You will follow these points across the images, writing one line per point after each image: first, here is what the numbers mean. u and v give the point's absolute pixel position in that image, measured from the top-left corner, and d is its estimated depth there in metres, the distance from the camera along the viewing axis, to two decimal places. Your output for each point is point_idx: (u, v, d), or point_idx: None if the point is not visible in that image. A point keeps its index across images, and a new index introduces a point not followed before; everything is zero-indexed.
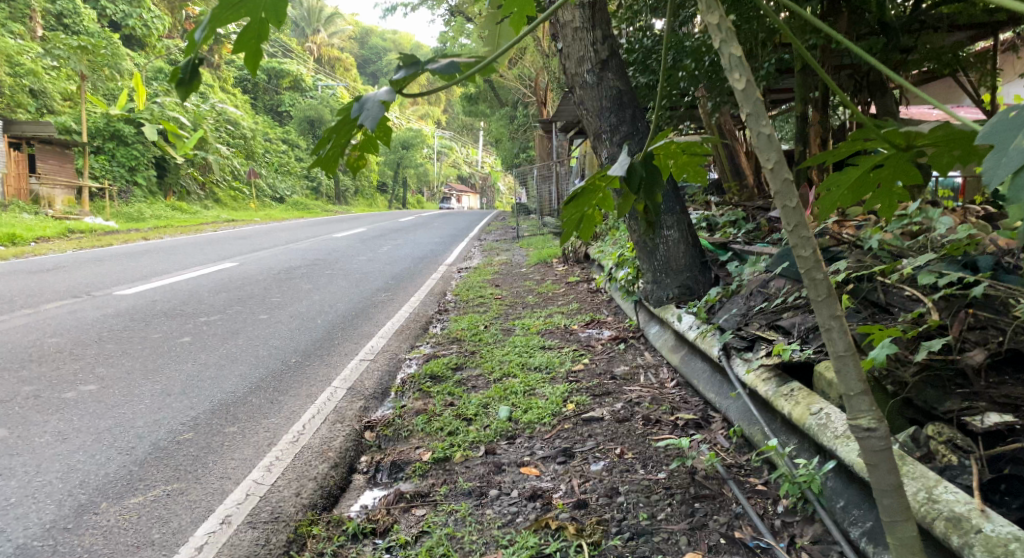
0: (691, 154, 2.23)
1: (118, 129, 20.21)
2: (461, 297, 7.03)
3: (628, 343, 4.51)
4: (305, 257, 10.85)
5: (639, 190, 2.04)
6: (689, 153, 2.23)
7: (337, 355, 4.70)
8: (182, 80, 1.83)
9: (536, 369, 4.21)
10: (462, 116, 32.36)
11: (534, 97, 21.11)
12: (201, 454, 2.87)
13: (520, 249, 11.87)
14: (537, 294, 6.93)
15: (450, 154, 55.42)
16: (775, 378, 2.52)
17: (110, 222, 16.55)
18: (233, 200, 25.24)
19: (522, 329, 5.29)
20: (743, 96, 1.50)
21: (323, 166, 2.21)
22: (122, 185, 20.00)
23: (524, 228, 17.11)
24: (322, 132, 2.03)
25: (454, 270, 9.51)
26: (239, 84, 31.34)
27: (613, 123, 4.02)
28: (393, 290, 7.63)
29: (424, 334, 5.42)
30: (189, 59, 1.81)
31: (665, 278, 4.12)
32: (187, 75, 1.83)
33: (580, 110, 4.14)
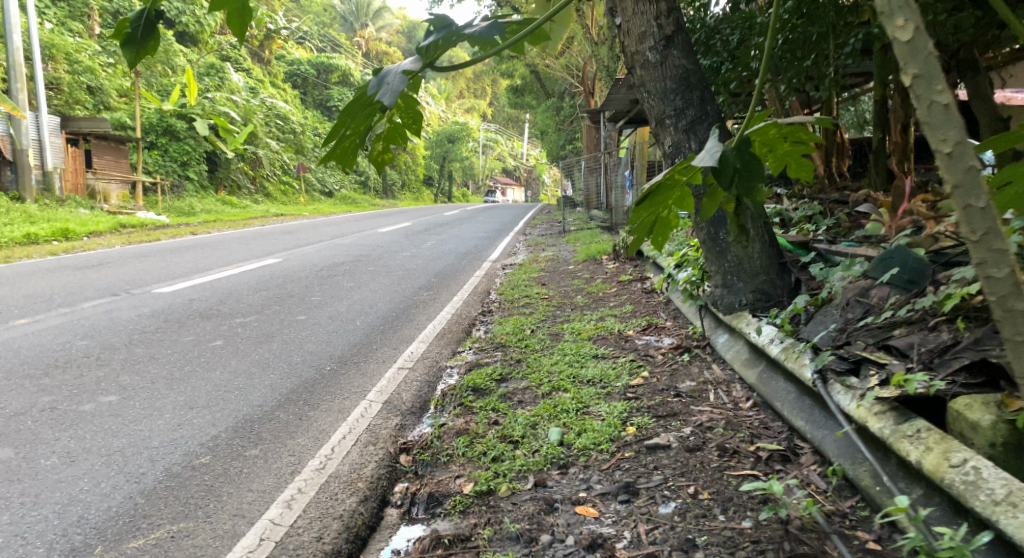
0: (796, 143, 1.77)
1: (171, 124, 20.34)
2: (507, 297, 6.64)
3: (693, 355, 4.05)
4: (348, 253, 10.63)
5: (732, 186, 1.59)
6: (793, 142, 1.77)
7: (373, 362, 4.37)
8: (135, 35, 2.07)
9: (589, 382, 3.79)
10: (508, 107, 31.97)
11: (582, 87, 20.51)
12: (216, 484, 2.66)
13: (567, 245, 11.42)
14: (586, 293, 6.50)
15: (496, 147, 55.12)
16: (893, 413, 2.01)
17: (162, 217, 16.75)
18: (282, 194, 25.45)
19: (572, 335, 4.87)
20: (910, 53, 1.20)
21: (339, 161, 1.92)
22: (174, 180, 20.26)
23: (571, 222, 16.62)
24: (335, 117, 1.72)
25: (498, 266, 9.12)
26: (288, 79, 31.59)
27: (677, 106, 3.57)
28: (435, 288, 7.30)
29: (467, 338, 5.05)
30: (139, 11, 2.06)
31: (737, 281, 3.66)
32: (137, 28, 2.06)
33: (640, 92, 3.70)
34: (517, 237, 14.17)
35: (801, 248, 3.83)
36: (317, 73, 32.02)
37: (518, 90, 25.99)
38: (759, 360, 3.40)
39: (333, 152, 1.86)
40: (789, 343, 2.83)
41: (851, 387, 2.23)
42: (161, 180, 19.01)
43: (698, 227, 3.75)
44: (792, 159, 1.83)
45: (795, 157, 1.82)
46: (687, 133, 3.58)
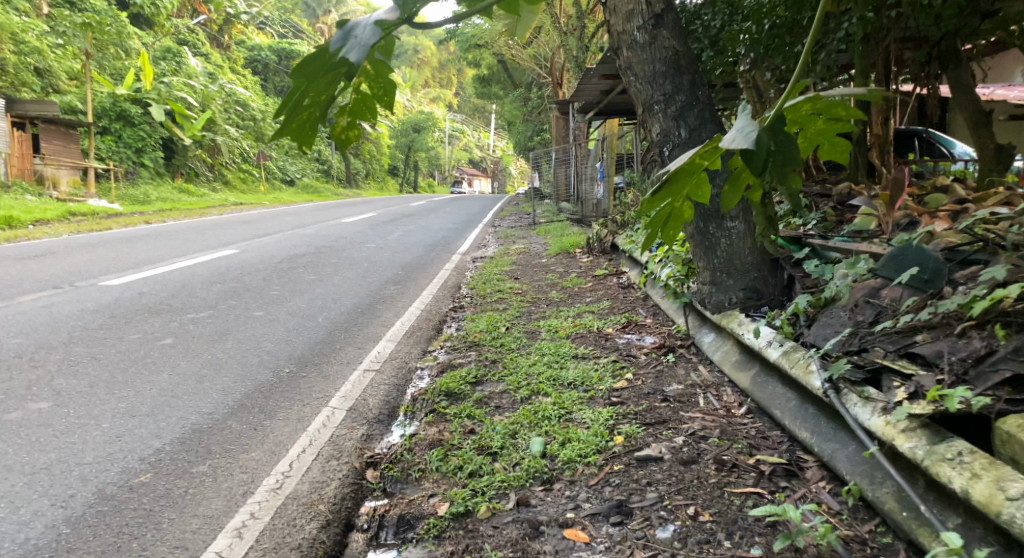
0: (831, 120, 1.55)
1: (125, 109, 19.47)
2: (478, 292, 6.36)
3: (678, 355, 3.83)
4: (310, 244, 10.22)
5: (765, 171, 1.36)
6: (828, 118, 1.54)
7: (337, 363, 4.07)
8: None
9: (570, 386, 3.54)
10: (475, 97, 31.62)
11: (550, 78, 20.28)
12: (155, 508, 2.35)
13: (537, 237, 11.20)
14: (561, 288, 6.25)
15: (460, 137, 54.61)
16: (927, 431, 1.80)
17: (115, 205, 16.01)
18: (242, 183, 24.68)
19: (549, 334, 4.62)
20: None
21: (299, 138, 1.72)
22: (129, 166, 19.43)
23: (539, 214, 16.41)
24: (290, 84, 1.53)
25: (468, 259, 8.84)
26: (249, 65, 30.61)
27: (668, 91, 3.32)
28: (403, 282, 6.98)
29: (438, 337, 4.76)
30: None
31: (727, 278, 3.44)
32: None
33: (627, 77, 3.45)
34: (485, 229, 13.90)
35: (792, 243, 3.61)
36: (279, 60, 31.13)
37: (485, 79, 25.66)
38: (752, 361, 3.18)
39: (289, 127, 1.66)
40: (791, 346, 2.60)
41: (870, 399, 2.03)
42: (114, 166, 18.19)
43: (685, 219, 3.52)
44: (826, 139, 1.61)
45: (828, 137, 1.60)
46: (676, 120, 3.33)
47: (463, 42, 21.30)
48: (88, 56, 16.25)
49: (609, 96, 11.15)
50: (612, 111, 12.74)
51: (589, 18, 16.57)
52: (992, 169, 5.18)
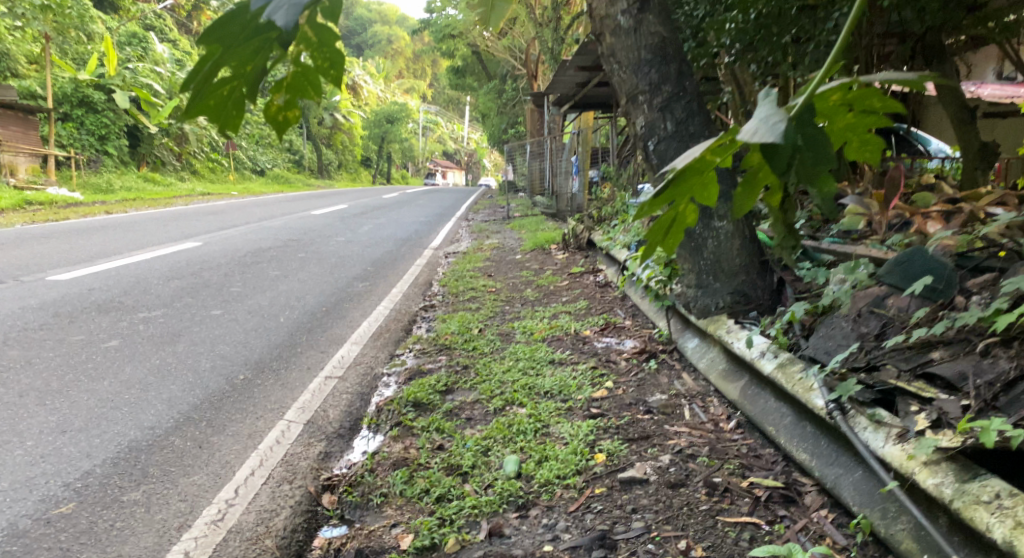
0: (863, 113, 1.32)
1: (86, 94, 18.72)
2: (450, 290, 6.09)
3: (661, 361, 3.61)
4: (276, 237, 9.85)
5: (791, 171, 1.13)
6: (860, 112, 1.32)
7: (296, 368, 3.78)
8: None
9: (546, 396, 3.30)
10: (448, 89, 31.20)
11: (525, 70, 20.00)
12: (70, 550, 2.14)
13: (512, 232, 10.98)
14: (536, 287, 6.01)
15: (434, 128, 54.06)
16: (953, 467, 1.61)
17: (73, 193, 15.35)
18: (209, 172, 24.01)
19: (524, 336, 4.38)
20: None
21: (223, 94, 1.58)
22: (91, 154, 18.71)
23: (514, 207, 16.17)
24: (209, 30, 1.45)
25: (441, 254, 8.56)
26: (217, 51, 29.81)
27: (653, 79, 3.09)
28: (371, 278, 6.68)
29: (407, 339, 4.49)
30: None
31: (713, 281, 3.23)
32: None
33: (609, 64, 3.21)
34: (459, 222, 13.61)
35: None
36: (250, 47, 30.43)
37: (459, 70, 25.30)
38: (740, 371, 2.98)
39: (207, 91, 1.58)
40: (789, 358, 2.41)
41: (882, 424, 1.84)
42: (74, 153, 17.48)
43: None
44: (854, 135, 1.39)
45: (857, 132, 1.37)
46: (662, 112, 3.11)
47: (437, 31, 20.90)
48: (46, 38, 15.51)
49: (585, 88, 10.92)
50: (588, 104, 12.53)
51: (564, 9, 16.31)
52: (977, 166, 5.06)
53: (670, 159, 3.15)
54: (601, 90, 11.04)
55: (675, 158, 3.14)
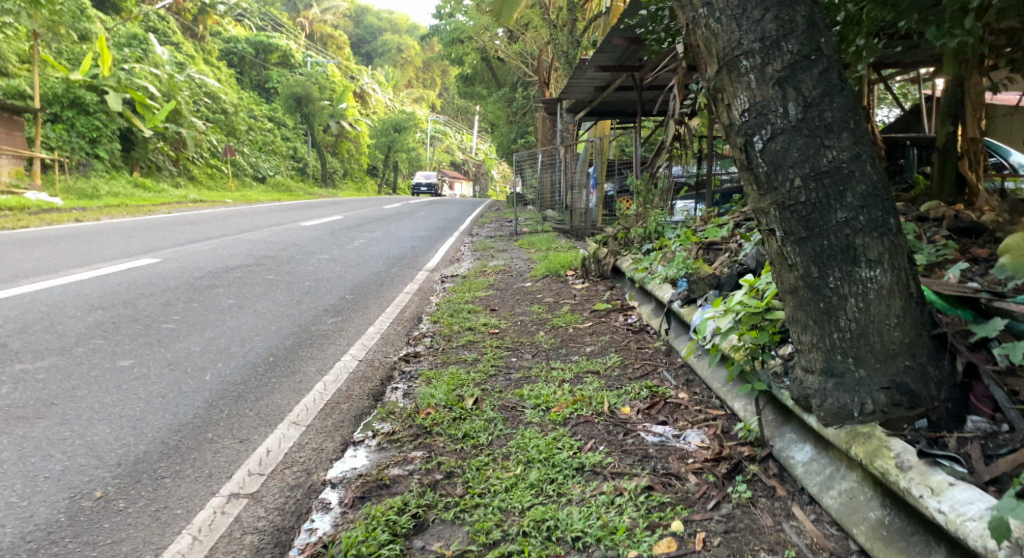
0: None
1: (79, 96, 18.20)
2: (442, 330, 4.83)
3: (749, 480, 2.35)
4: (251, 253, 8.67)
5: None
6: None
7: (192, 467, 2.52)
8: None
9: (576, 552, 2.01)
10: (456, 98, 30.19)
11: (536, 78, 18.89)
12: None
13: (521, 250, 9.79)
14: (550, 330, 4.72)
15: (443, 138, 53.24)
16: None
17: (56, 199, 14.63)
18: (208, 179, 23.46)
19: (537, 415, 3.09)
20: None
21: None
22: (82, 158, 18.07)
23: (523, 220, 14.97)
24: None
25: (437, 279, 7.36)
26: (224, 57, 30.80)
27: (770, 28, 1.87)
28: (344, 312, 5.43)
29: (373, 414, 3.21)
30: None
31: (854, 368, 2.00)
32: None
33: (688, 12, 2.02)
34: (461, 238, 12.38)
35: (961, 305, 2.17)
36: (255, 53, 31.82)
37: (468, 79, 24.29)
38: (928, 540, 1.70)
39: None
40: None
41: None
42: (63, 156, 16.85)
43: (782, 263, 2.06)
44: None
45: None
46: (781, 87, 1.88)
47: (444, 36, 19.85)
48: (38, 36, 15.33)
49: (602, 93, 9.69)
50: (605, 112, 11.37)
51: (579, 12, 15.20)
52: None
53: (792, 165, 1.92)
54: (621, 95, 9.85)
55: (800, 164, 1.91)
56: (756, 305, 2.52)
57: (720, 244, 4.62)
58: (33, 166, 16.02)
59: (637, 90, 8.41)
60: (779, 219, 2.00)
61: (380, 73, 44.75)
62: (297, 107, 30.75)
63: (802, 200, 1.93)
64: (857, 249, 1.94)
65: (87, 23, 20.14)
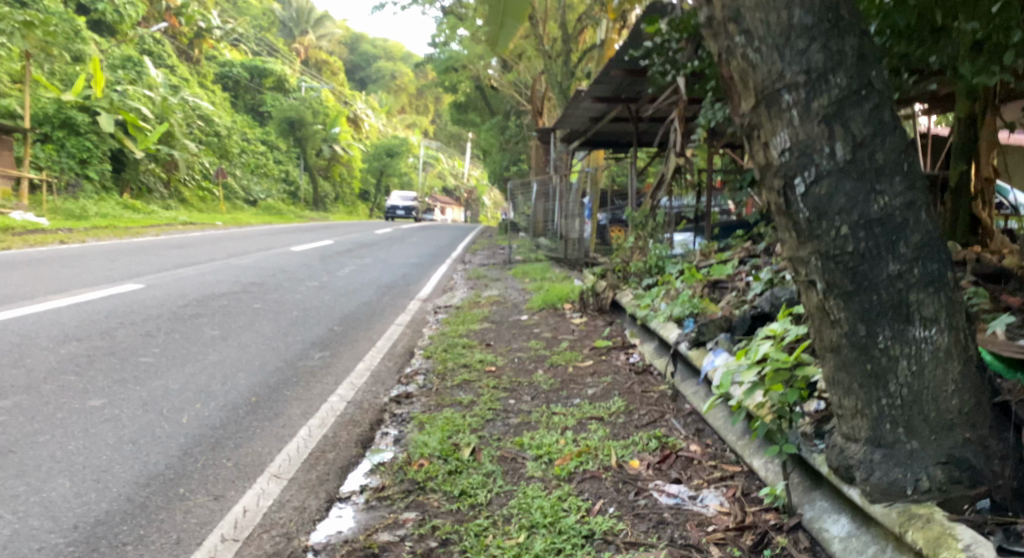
0: None
1: (70, 116, 17.99)
2: (435, 367, 4.58)
3: (778, 555, 2.10)
4: (237, 279, 8.40)
5: None
6: None
7: (158, 532, 2.26)
8: None
9: None
10: (450, 124, 30.25)
11: (530, 106, 18.88)
12: None
13: (515, 280, 9.59)
14: (549, 369, 4.47)
15: (436, 164, 53.36)
16: None
17: (41, 220, 14.31)
18: (198, 201, 23.20)
19: (540, 470, 2.84)
20: None
21: None
22: (71, 178, 17.81)
23: (516, 247, 14.80)
24: None
25: (429, 309, 7.12)
26: (219, 80, 30.81)
27: (817, 60, 1.68)
28: (331, 345, 5.17)
29: (361, 465, 2.96)
30: None
31: (905, 439, 1.79)
32: None
33: (723, 40, 1.82)
34: (453, 265, 12.17)
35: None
36: (250, 77, 31.80)
37: (462, 106, 24.31)
38: None
39: None
40: None
41: None
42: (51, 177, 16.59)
43: (822, 317, 1.85)
44: None
45: None
46: (828, 124, 1.69)
47: (439, 64, 19.81)
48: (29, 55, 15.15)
49: (599, 123, 9.54)
50: (601, 141, 11.27)
51: (574, 42, 15.23)
52: None
53: (838, 212, 1.72)
54: (618, 125, 9.74)
55: (848, 210, 1.71)
56: (785, 359, 2.23)
57: (728, 283, 4.42)
58: (20, 186, 15.72)
59: (635, 121, 8.26)
60: (821, 270, 1.79)
61: (375, 98, 44.92)
62: (290, 130, 30.70)
63: (849, 250, 1.73)
64: (910, 306, 1.73)
65: (81, 44, 19.99)
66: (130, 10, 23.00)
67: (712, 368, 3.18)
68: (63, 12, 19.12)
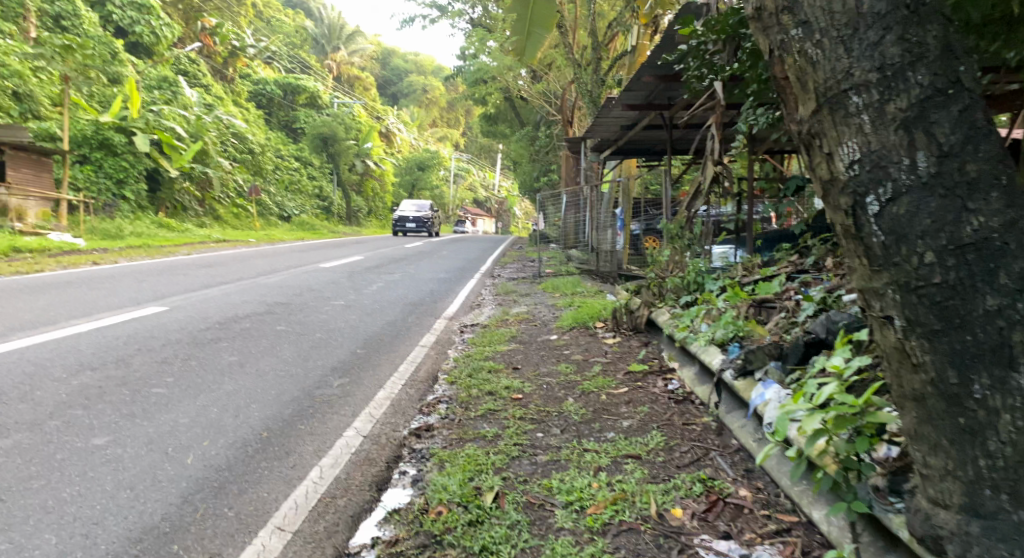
0: None
1: (108, 137, 18.33)
2: (460, 395, 4.33)
3: None
4: (263, 299, 8.30)
5: None
6: None
7: None
8: None
9: None
10: (480, 136, 30.24)
11: (560, 116, 18.67)
12: None
13: (545, 294, 9.33)
14: (580, 397, 4.19)
15: (467, 176, 53.59)
16: None
17: (79, 240, 14.54)
18: (233, 219, 23.50)
19: (570, 520, 2.56)
20: None
21: None
22: (108, 199, 18.13)
23: (547, 259, 14.54)
24: None
25: (457, 328, 6.91)
26: (252, 98, 31.31)
27: (893, 53, 1.39)
28: (352, 371, 4.95)
29: (374, 514, 2.71)
30: None
31: (1009, 510, 1.47)
32: None
33: (776, 34, 1.57)
34: (483, 280, 11.96)
35: None
36: (283, 94, 32.21)
37: (491, 118, 24.20)
38: None
39: None
40: None
41: None
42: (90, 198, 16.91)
43: (902, 361, 1.54)
44: None
45: None
46: (907, 132, 1.40)
47: (468, 76, 19.70)
48: (68, 79, 15.47)
49: (630, 131, 9.24)
50: (632, 151, 10.98)
51: (604, 50, 14.99)
52: None
53: (921, 235, 1.42)
54: (649, 133, 9.43)
55: (934, 233, 1.41)
56: (852, 403, 1.91)
57: (775, 303, 4.09)
58: (60, 207, 16.04)
59: (668, 129, 7.95)
60: (900, 304, 1.48)
61: (406, 113, 45.27)
62: (323, 146, 31.04)
63: (934, 281, 1.42)
64: (1013, 348, 1.41)
65: (118, 67, 20.42)
66: (166, 33, 23.50)
67: (764, 403, 2.86)
68: (101, 36, 19.57)
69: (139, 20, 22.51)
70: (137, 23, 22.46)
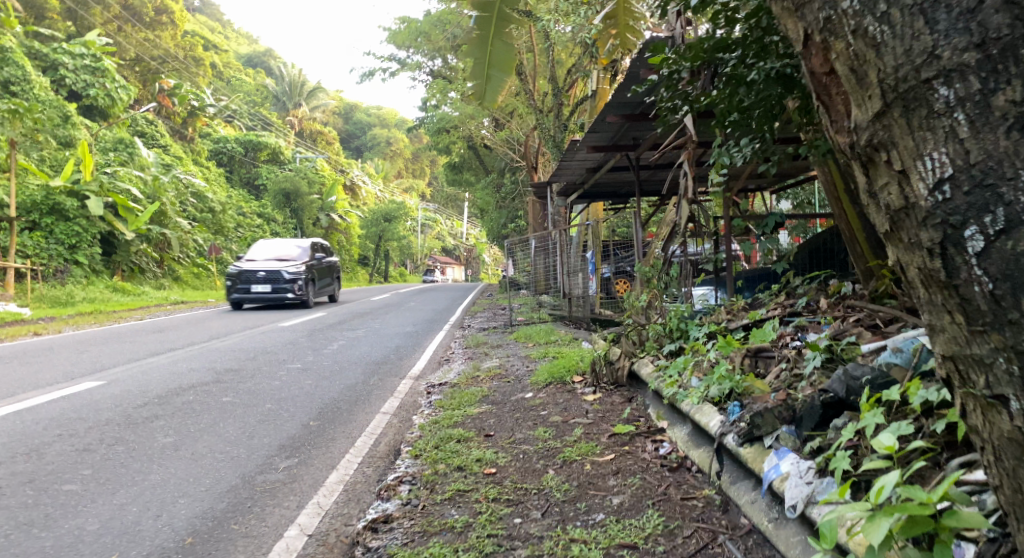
0: None
1: (59, 202, 17.53)
2: (425, 473, 3.79)
3: None
4: (214, 366, 7.67)
5: None
6: None
7: None
8: None
9: None
10: (445, 185, 29.99)
11: (524, 163, 18.51)
12: None
13: (518, 345, 8.85)
14: (562, 468, 3.67)
15: (434, 226, 53.29)
16: None
17: (23, 310, 13.63)
18: (193, 278, 22.65)
19: None
20: None
21: None
22: (59, 265, 17.22)
23: (517, 308, 14.08)
24: None
25: (423, 389, 6.36)
26: (213, 156, 30.72)
27: (998, 23, 1.14)
28: (302, 449, 4.38)
29: None
30: None
31: None
32: None
33: (821, 10, 1.37)
34: (451, 332, 11.42)
35: None
36: (245, 151, 31.70)
37: (456, 166, 23.95)
38: None
39: None
40: None
41: None
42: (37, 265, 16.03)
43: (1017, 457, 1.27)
44: None
45: None
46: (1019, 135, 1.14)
47: (432, 126, 19.50)
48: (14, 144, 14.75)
49: (596, 173, 8.93)
50: (598, 193, 10.70)
51: (566, 94, 14.91)
52: None
53: None
54: (616, 175, 9.16)
55: None
56: (924, 500, 1.49)
57: (772, 352, 3.68)
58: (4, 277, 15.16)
59: (636, 169, 7.63)
60: (1013, 381, 1.20)
61: (371, 166, 45.01)
62: (286, 202, 30.48)
63: None
64: None
65: (69, 130, 19.72)
66: (121, 94, 22.97)
67: (785, 478, 2.42)
68: (52, 99, 18.94)
69: (93, 83, 21.90)
70: (91, 86, 21.86)
